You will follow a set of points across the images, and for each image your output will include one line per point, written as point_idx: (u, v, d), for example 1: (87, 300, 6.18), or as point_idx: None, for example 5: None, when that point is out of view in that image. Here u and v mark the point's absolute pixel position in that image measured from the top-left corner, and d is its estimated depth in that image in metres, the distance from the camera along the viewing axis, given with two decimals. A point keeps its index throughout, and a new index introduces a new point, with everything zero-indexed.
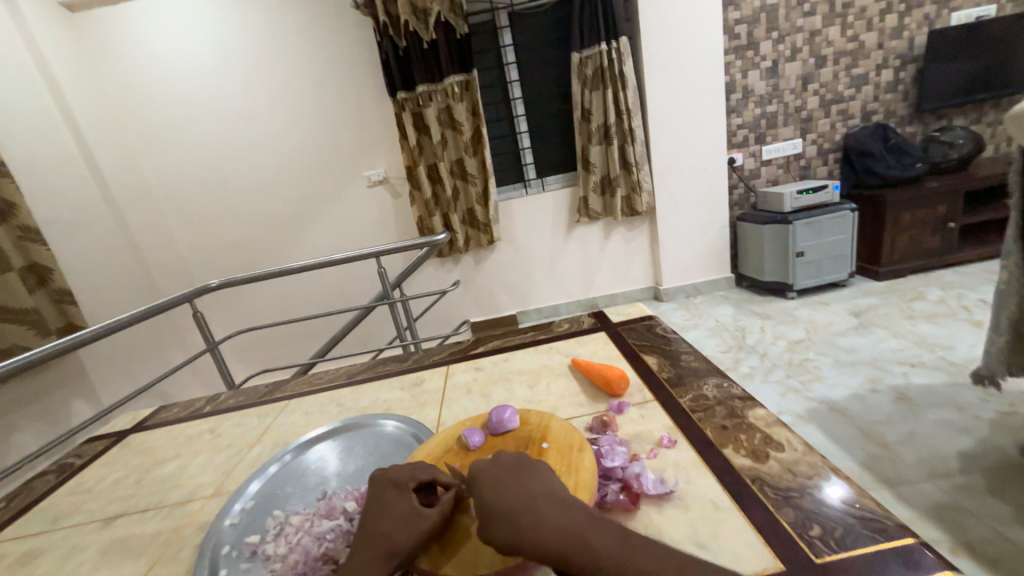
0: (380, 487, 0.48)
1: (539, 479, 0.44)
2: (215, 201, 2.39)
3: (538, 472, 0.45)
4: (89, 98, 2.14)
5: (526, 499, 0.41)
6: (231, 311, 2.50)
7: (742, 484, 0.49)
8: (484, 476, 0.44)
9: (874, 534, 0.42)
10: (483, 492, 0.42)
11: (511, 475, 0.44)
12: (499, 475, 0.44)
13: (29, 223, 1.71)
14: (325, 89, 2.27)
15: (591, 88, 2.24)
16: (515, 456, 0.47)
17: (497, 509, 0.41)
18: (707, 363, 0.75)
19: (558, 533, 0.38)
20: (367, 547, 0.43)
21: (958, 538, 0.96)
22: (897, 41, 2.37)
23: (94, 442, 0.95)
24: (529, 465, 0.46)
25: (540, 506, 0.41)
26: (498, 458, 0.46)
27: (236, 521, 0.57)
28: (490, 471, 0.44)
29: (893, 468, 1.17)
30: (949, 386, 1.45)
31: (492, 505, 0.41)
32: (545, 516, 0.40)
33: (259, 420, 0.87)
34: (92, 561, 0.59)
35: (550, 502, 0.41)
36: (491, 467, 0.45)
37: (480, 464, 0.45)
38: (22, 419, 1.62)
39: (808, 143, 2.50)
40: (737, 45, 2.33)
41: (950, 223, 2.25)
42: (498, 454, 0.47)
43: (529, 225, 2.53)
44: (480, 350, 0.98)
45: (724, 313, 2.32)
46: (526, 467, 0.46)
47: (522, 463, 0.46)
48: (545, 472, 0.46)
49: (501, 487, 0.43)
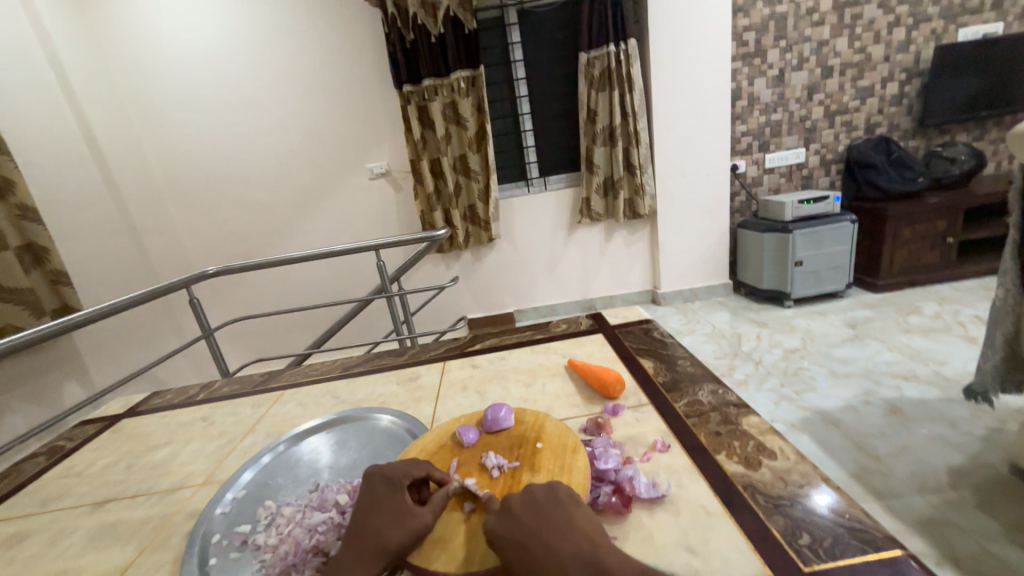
0: (374, 483, 0.48)
1: (560, 531, 0.40)
2: (216, 188, 2.38)
3: (560, 519, 0.41)
4: (91, 79, 2.13)
5: (547, 565, 0.37)
6: (229, 299, 2.50)
7: (734, 491, 0.50)
8: (497, 537, 0.41)
9: (863, 545, 0.42)
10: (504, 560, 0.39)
11: (529, 531, 0.40)
12: (514, 534, 0.40)
13: (27, 202, 1.70)
14: (330, 80, 2.26)
15: (597, 90, 2.23)
16: (530, 503, 0.43)
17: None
18: (703, 369, 0.75)
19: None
20: (357, 545, 0.43)
21: (945, 551, 0.97)
22: (904, 55, 2.37)
23: (86, 426, 0.95)
24: (547, 512, 0.42)
25: (563, 573, 0.36)
26: (510, 508, 0.43)
27: (227, 510, 0.57)
28: (503, 530, 0.41)
29: (883, 480, 1.18)
30: (941, 400, 1.46)
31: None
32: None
33: (253, 409, 0.87)
34: (81, 545, 0.59)
35: (577, 564, 0.36)
36: (505, 525, 0.42)
37: (491, 521, 0.43)
38: (15, 400, 1.61)
39: (811, 153, 2.50)
40: (744, 52, 2.33)
41: (949, 239, 2.27)
42: (511, 503, 0.44)
43: (530, 224, 2.53)
44: (477, 347, 0.98)
45: (721, 319, 2.33)
46: (544, 516, 0.41)
47: (538, 512, 0.42)
48: (565, 515, 0.41)
49: (519, 552, 0.39)
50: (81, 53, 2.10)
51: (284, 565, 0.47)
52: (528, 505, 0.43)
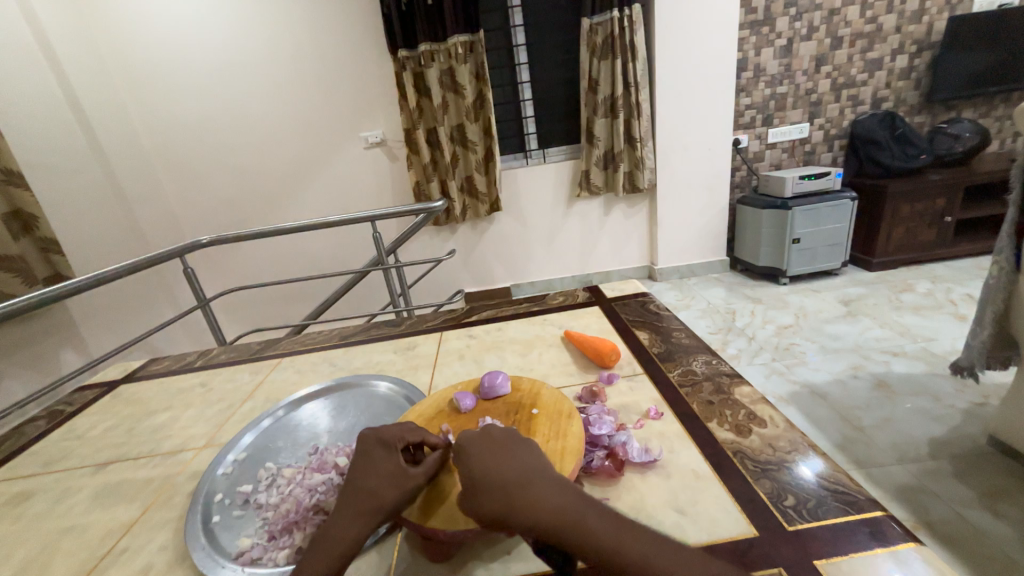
0: (369, 445, 0.49)
1: (532, 456, 0.42)
2: (206, 154, 2.32)
3: (533, 450, 0.44)
4: (71, 37, 2.02)
5: (516, 472, 0.39)
6: (223, 269, 2.48)
7: (724, 456, 0.51)
8: (473, 444, 0.43)
9: (845, 507, 0.44)
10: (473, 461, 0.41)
11: (502, 448, 0.43)
12: (491, 447, 0.43)
13: (11, 166, 1.65)
14: (323, 42, 2.17)
15: (599, 58, 2.16)
16: (508, 431, 0.46)
17: (485, 480, 0.39)
18: (697, 341, 0.76)
19: (547, 507, 0.36)
20: (353, 504, 0.44)
21: (920, 516, 1.01)
22: (916, 26, 2.30)
23: (84, 391, 0.95)
24: (524, 442, 0.44)
25: (531, 480, 0.39)
26: (491, 429, 0.45)
27: (228, 470, 0.59)
28: (478, 441, 0.43)
29: (866, 450, 1.22)
30: (927, 375, 1.49)
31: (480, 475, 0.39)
32: (536, 490, 0.38)
33: (251, 376, 0.87)
34: (85, 503, 0.60)
35: (544, 478, 0.39)
36: (480, 437, 0.44)
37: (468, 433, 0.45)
38: (11, 367, 1.61)
39: (815, 128, 2.46)
40: (752, 20, 2.25)
41: (947, 217, 2.26)
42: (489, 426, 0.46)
43: (528, 197, 2.50)
44: (473, 318, 0.99)
45: (716, 295, 2.35)
46: (518, 443, 0.44)
47: (514, 439, 0.44)
48: (539, 451, 0.44)
49: (491, 459, 0.41)
50: (59, 9, 1.99)
51: (286, 523, 0.48)
52: (505, 432, 0.46)
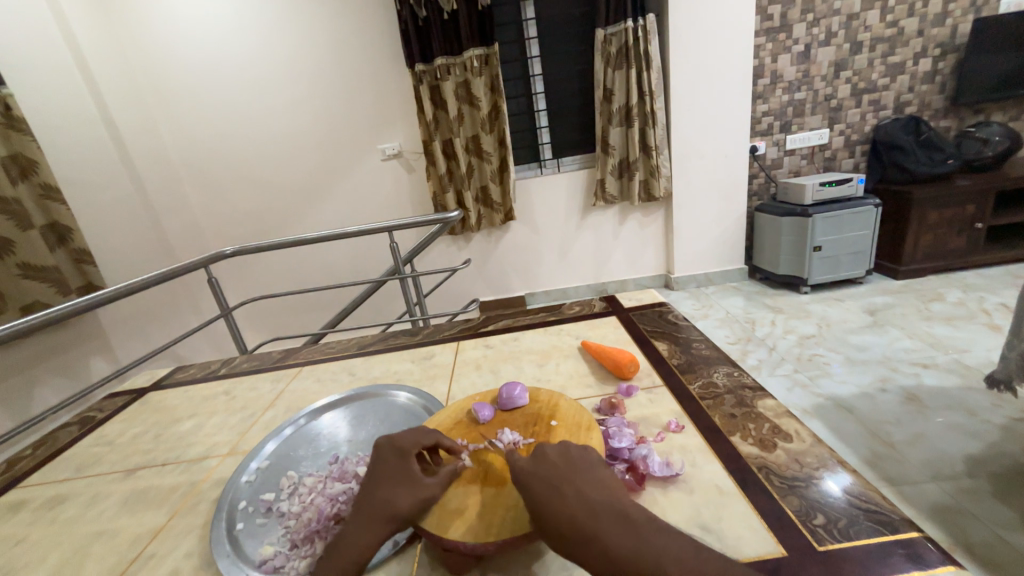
0: (383, 452, 0.49)
1: (596, 485, 0.41)
2: (231, 168, 2.40)
3: (594, 475, 0.42)
4: (104, 58, 2.12)
5: (578, 509, 0.38)
6: (245, 278, 2.54)
7: (748, 471, 0.50)
8: (531, 478, 0.42)
9: (878, 527, 0.42)
10: (534, 500, 0.40)
11: (561, 477, 0.42)
12: (551, 479, 0.41)
13: (50, 182, 1.73)
14: (342, 58, 2.23)
15: (613, 68, 2.17)
16: (564, 455, 0.45)
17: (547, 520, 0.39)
18: (717, 352, 0.75)
19: (615, 551, 0.35)
20: (366, 510, 0.44)
21: (958, 538, 0.97)
22: (939, 29, 2.25)
23: (114, 398, 0.99)
24: (582, 468, 0.43)
25: (595, 521, 0.37)
26: (545, 455, 0.45)
27: (252, 478, 0.59)
28: (536, 473, 0.43)
29: (897, 467, 1.17)
30: (961, 389, 1.43)
31: (542, 512, 0.39)
32: (601, 533, 0.36)
33: (273, 385, 0.89)
34: (114, 508, 0.62)
35: (610, 514, 0.38)
36: (538, 468, 0.43)
37: (523, 464, 0.44)
38: (45, 374, 1.68)
39: (835, 134, 2.41)
40: (769, 27, 2.23)
41: (977, 224, 2.19)
42: (545, 451, 0.45)
43: (543, 207, 2.51)
44: (489, 328, 0.99)
45: (734, 304, 2.31)
46: (578, 470, 0.43)
47: (570, 465, 0.43)
48: (600, 474, 0.42)
49: (549, 492, 0.40)
50: (94, 32, 2.09)
51: (307, 532, 0.48)
52: (564, 458, 0.44)
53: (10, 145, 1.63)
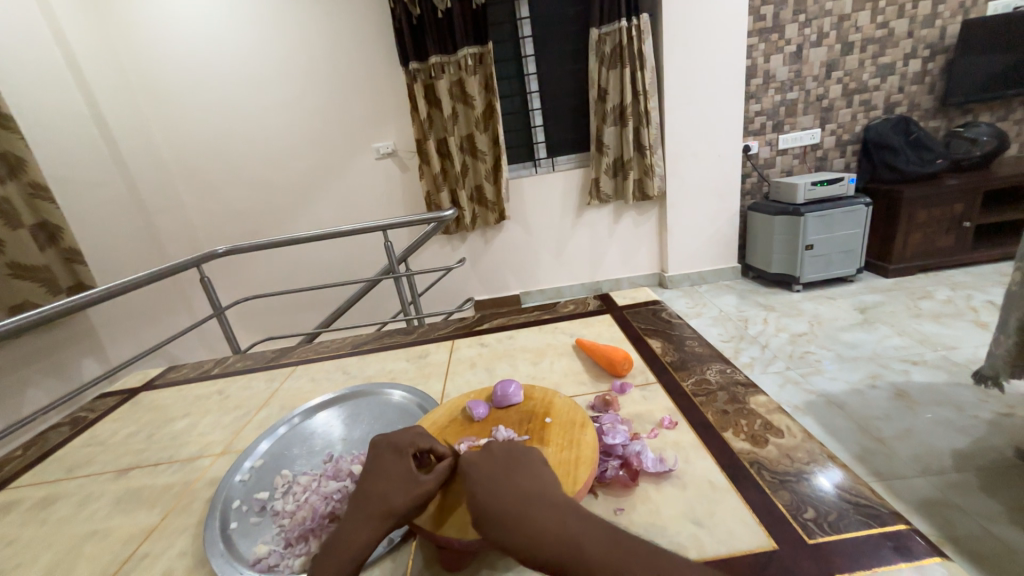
0: (381, 452, 0.49)
1: (533, 476, 0.42)
2: (224, 167, 2.38)
3: (534, 469, 0.43)
4: (94, 54, 2.10)
5: (513, 498, 0.39)
6: (239, 278, 2.52)
7: (741, 466, 0.51)
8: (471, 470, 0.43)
9: (867, 520, 0.43)
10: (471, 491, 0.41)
11: (501, 471, 0.43)
12: (491, 473, 0.43)
13: (39, 180, 1.70)
14: (337, 56, 2.22)
15: (608, 67, 2.17)
16: (508, 450, 0.46)
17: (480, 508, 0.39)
18: (710, 349, 0.75)
19: (542, 535, 0.36)
20: (364, 509, 0.44)
21: (945, 531, 0.99)
22: (929, 30, 2.28)
23: (105, 398, 0.98)
24: (524, 462, 0.44)
25: (527, 508, 0.38)
26: (490, 451, 0.46)
27: (245, 477, 0.59)
28: (476, 467, 0.44)
29: (887, 462, 1.19)
30: (949, 385, 1.45)
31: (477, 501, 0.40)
32: (531, 518, 0.37)
33: (267, 384, 0.89)
34: (106, 508, 0.61)
35: (543, 502, 0.39)
36: (479, 462, 0.44)
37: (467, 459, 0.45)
38: (35, 375, 1.66)
39: (827, 134, 2.44)
40: (761, 27, 2.25)
41: (965, 223, 2.22)
42: (490, 448, 0.46)
43: (538, 205, 2.51)
44: (484, 326, 0.99)
45: (728, 302, 2.32)
46: (518, 464, 0.44)
47: (515, 460, 0.44)
48: (540, 469, 0.44)
49: (488, 483, 0.41)
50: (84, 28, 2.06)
51: (302, 530, 0.48)
52: (506, 453, 0.46)
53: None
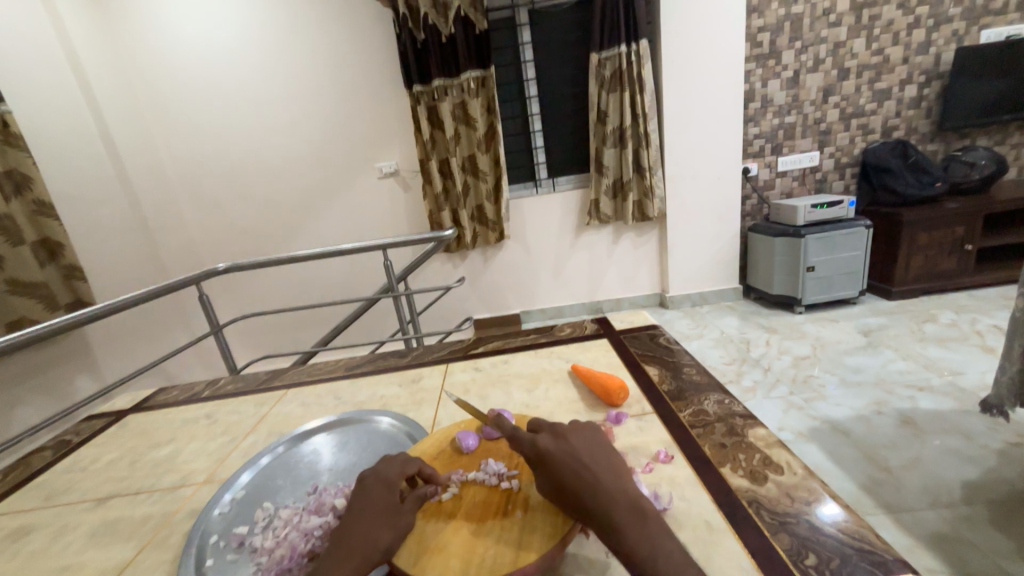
0: (367, 484, 0.48)
1: (611, 470, 0.43)
2: (228, 185, 2.42)
3: (614, 464, 0.45)
4: (107, 76, 2.16)
5: (597, 486, 0.41)
6: (239, 295, 2.53)
7: (738, 505, 0.48)
8: (554, 452, 0.45)
9: (871, 568, 0.40)
10: (554, 476, 0.43)
11: (585, 458, 0.44)
12: (574, 460, 0.44)
13: (44, 198, 1.72)
14: (342, 79, 2.27)
15: (608, 91, 2.21)
16: (587, 439, 0.47)
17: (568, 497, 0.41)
18: (708, 378, 0.74)
19: (624, 537, 0.38)
20: (346, 544, 0.42)
21: (957, 568, 0.94)
22: (923, 57, 2.32)
23: (93, 420, 0.96)
24: (603, 453, 0.45)
25: (610, 503, 0.40)
26: (572, 436, 0.47)
27: (225, 511, 0.57)
28: (561, 450, 0.45)
29: (895, 494, 1.15)
30: (957, 413, 1.42)
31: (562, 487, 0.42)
32: (616, 520, 0.39)
33: (256, 408, 0.87)
34: (81, 541, 0.59)
35: (626, 504, 0.40)
36: (562, 446, 0.45)
37: (546, 441, 0.46)
38: (27, 393, 1.64)
39: (825, 157, 2.45)
40: (758, 53, 2.29)
41: (967, 246, 2.21)
42: (569, 431, 0.48)
43: (538, 225, 2.52)
44: (480, 349, 0.98)
45: (729, 324, 2.30)
46: (600, 455, 0.45)
47: (593, 451, 0.45)
48: (616, 461, 0.45)
49: (571, 467, 0.43)
50: (98, 52, 2.13)
51: (279, 569, 0.46)
52: (585, 440, 0.47)
53: (4, 161, 1.62)
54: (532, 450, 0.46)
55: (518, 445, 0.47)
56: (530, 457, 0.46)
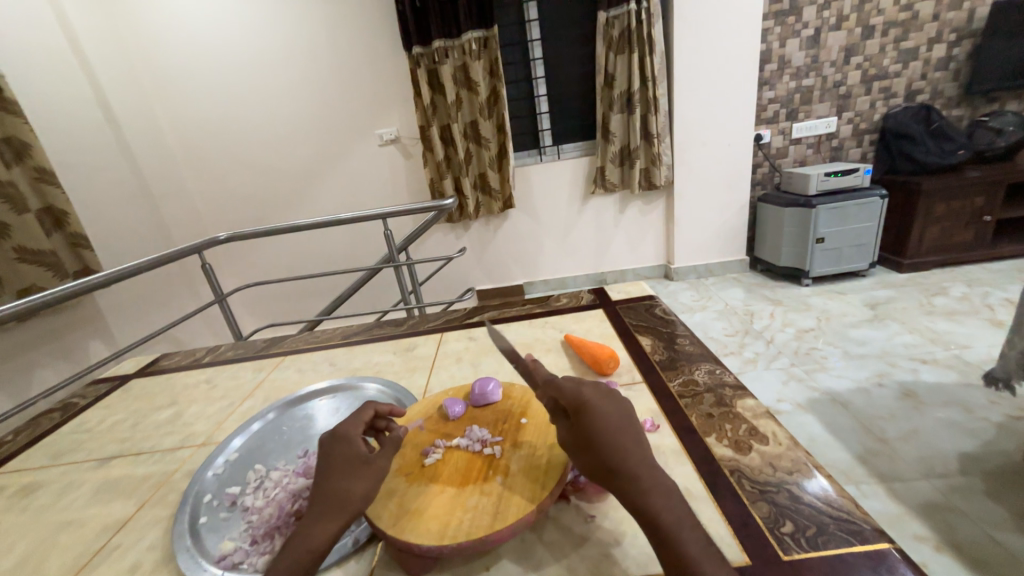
0: (329, 445, 0.48)
1: (642, 442, 0.42)
2: (229, 152, 2.39)
3: (645, 438, 0.43)
4: (100, 38, 2.09)
5: (627, 451, 0.41)
6: (244, 263, 2.55)
7: (720, 474, 0.49)
8: (598, 405, 0.44)
9: (848, 537, 0.40)
10: (589, 428, 0.42)
11: (623, 425, 0.43)
12: (613, 423, 0.43)
13: (44, 165, 1.70)
14: (340, 40, 2.18)
15: (616, 52, 2.10)
16: (625, 406, 0.46)
17: (596, 450, 0.41)
18: (702, 349, 0.73)
19: (649, 504, 0.38)
20: (322, 501, 0.43)
21: (945, 536, 0.96)
22: (956, 13, 2.16)
23: (98, 384, 0.98)
24: (636, 424, 0.44)
25: (639, 470, 0.39)
26: (616, 403, 0.45)
27: (218, 472, 0.59)
28: (603, 409, 0.44)
29: (890, 464, 1.16)
30: (959, 386, 1.40)
31: (594, 441, 0.41)
32: (643, 485, 0.39)
33: (254, 374, 0.88)
34: (85, 498, 0.62)
35: (653, 474, 0.40)
36: (605, 406, 0.44)
37: (590, 396, 0.45)
38: (42, 357, 1.68)
39: (843, 122, 2.34)
40: (778, 10, 2.16)
41: (985, 217, 2.14)
42: (610, 394, 0.47)
43: (542, 194, 2.47)
44: (475, 319, 0.98)
45: (734, 296, 2.28)
46: (634, 425, 0.44)
47: (629, 420, 0.44)
48: (645, 433, 0.44)
49: (607, 427, 0.42)
50: (88, 11, 2.05)
51: (267, 527, 0.48)
52: (623, 407, 0.46)
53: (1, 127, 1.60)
54: (574, 400, 0.45)
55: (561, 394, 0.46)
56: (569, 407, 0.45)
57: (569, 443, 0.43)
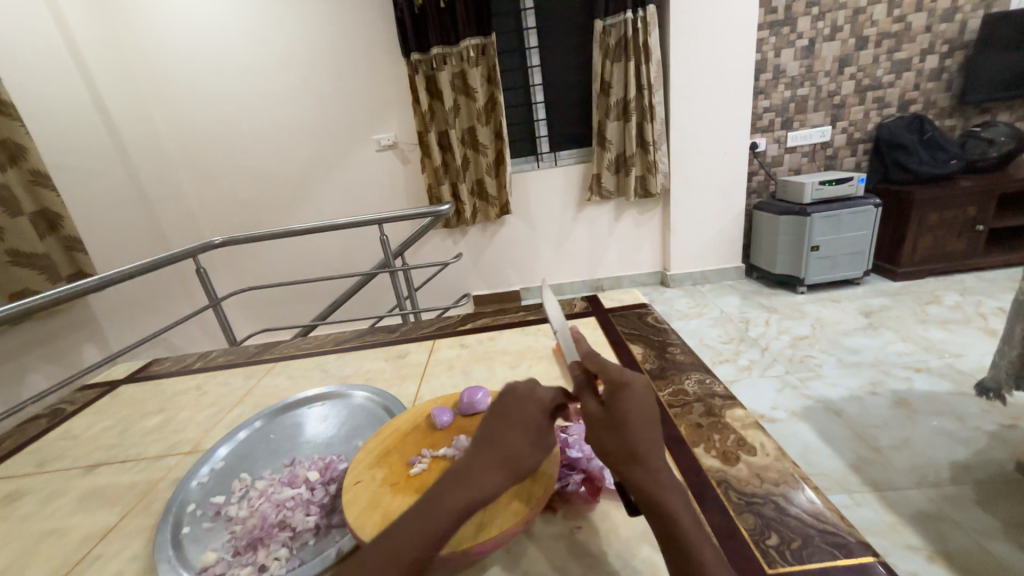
0: (512, 399, 0.47)
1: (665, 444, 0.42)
2: (225, 156, 2.39)
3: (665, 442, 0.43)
4: (99, 42, 2.09)
5: (654, 444, 0.41)
6: (240, 268, 2.54)
7: (707, 486, 0.48)
8: (640, 388, 0.44)
9: (833, 549, 0.40)
10: (625, 406, 0.43)
11: (654, 418, 0.43)
12: (648, 413, 0.43)
13: (39, 168, 1.70)
14: (339, 47, 2.20)
15: (612, 60, 2.12)
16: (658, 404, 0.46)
17: (626, 428, 0.41)
18: (693, 358, 0.73)
19: (662, 497, 0.37)
20: (500, 453, 0.42)
21: (937, 546, 0.96)
22: (948, 25, 2.19)
23: (87, 389, 0.98)
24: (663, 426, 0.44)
25: (661, 464, 0.39)
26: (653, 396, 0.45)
27: (203, 482, 0.58)
28: (642, 397, 0.44)
29: (884, 472, 1.16)
30: (953, 395, 1.41)
31: (628, 417, 0.41)
32: (661, 480, 0.38)
33: (245, 380, 0.88)
34: (69, 506, 0.61)
35: (671, 473, 0.39)
36: (645, 394, 0.44)
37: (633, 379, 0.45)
38: (34, 361, 1.67)
39: (838, 132, 2.36)
40: (773, 20, 2.18)
41: (978, 226, 2.15)
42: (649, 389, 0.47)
43: (539, 201, 2.48)
44: (468, 326, 0.97)
45: (730, 303, 2.28)
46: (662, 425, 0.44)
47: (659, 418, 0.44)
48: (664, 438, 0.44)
49: (643, 413, 0.42)
50: (87, 14, 2.05)
51: (250, 539, 0.47)
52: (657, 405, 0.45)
53: None
54: (616, 379, 0.45)
55: (607, 369, 0.47)
56: (609, 383, 0.45)
57: (598, 417, 0.43)
